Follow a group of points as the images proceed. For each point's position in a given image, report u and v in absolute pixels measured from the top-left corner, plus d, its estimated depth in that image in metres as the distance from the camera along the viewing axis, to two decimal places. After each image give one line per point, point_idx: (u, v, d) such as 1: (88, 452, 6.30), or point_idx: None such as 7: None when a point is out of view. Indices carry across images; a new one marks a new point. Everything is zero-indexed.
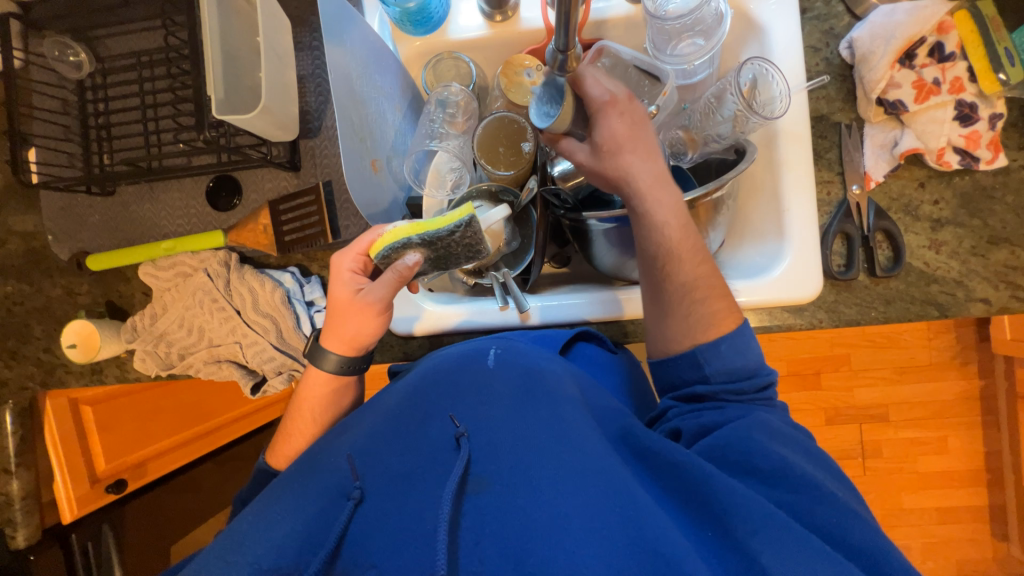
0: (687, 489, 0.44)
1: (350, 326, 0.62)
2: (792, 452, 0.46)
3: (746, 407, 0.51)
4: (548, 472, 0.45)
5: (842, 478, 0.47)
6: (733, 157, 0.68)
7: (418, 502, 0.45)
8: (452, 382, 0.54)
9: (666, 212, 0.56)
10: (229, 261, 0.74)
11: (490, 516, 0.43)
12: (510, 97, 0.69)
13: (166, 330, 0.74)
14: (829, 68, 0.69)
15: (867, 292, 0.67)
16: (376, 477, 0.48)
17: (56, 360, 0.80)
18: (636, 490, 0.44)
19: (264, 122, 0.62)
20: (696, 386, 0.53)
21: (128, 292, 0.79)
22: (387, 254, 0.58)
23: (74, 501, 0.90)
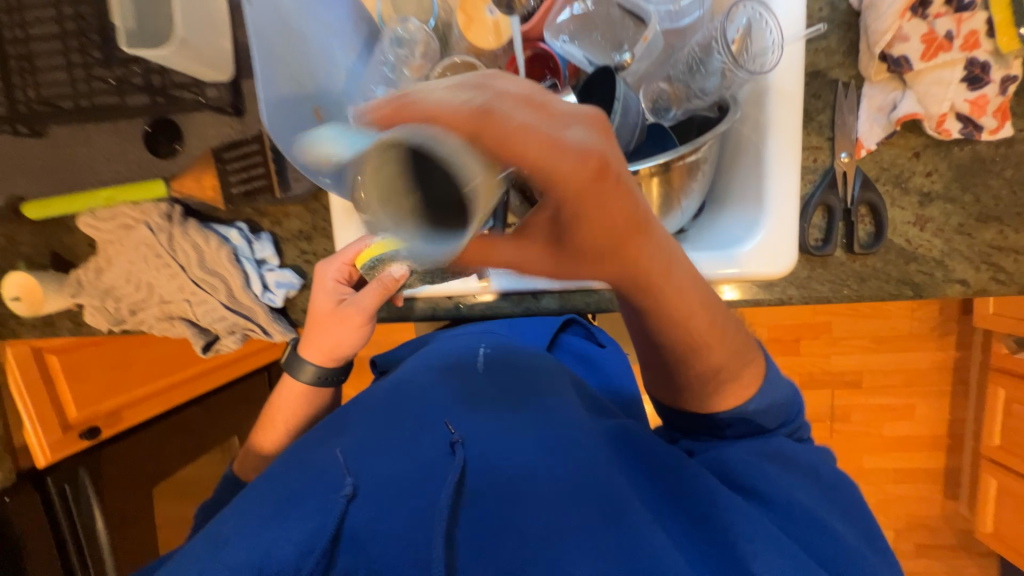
0: (680, 493, 0.50)
1: (330, 336, 0.62)
2: (778, 466, 0.51)
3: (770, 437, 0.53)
4: (543, 482, 0.49)
5: (806, 470, 0.52)
6: (716, 117, 0.63)
7: (414, 505, 0.46)
8: (446, 391, 0.59)
9: (688, 306, 0.41)
10: (172, 215, 0.69)
11: (489, 521, 0.47)
12: (471, 37, 0.63)
13: (113, 284, 0.71)
14: (833, 15, 0.61)
15: (843, 268, 0.64)
16: (371, 477, 0.48)
17: (5, 311, 0.78)
18: (629, 499, 0.48)
19: (184, 59, 0.57)
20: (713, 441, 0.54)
21: (72, 242, 0.75)
22: (370, 265, 0.46)
23: (46, 447, 0.93)
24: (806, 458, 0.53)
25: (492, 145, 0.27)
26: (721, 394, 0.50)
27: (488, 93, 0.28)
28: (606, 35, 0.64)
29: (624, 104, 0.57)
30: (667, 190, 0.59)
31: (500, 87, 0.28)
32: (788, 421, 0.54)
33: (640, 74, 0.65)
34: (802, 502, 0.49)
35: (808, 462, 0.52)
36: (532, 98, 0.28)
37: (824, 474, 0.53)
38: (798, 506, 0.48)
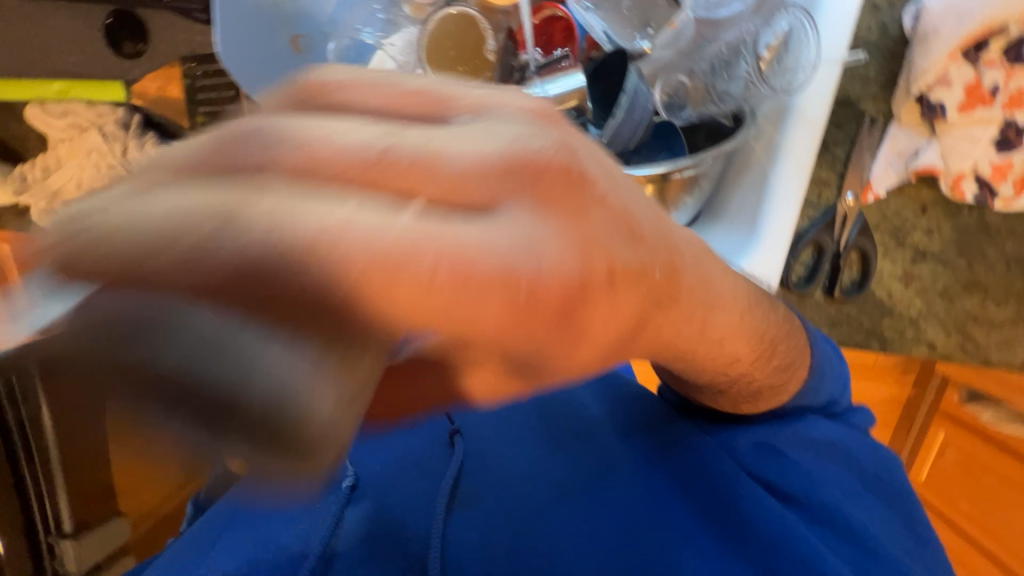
0: (705, 487, 0.46)
1: None
2: (827, 466, 0.45)
3: (825, 432, 0.45)
4: (536, 481, 0.50)
5: (852, 457, 0.46)
6: (728, 126, 0.58)
7: (410, 506, 0.49)
8: None
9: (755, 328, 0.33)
10: (129, 124, 0.64)
11: (491, 515, 0.48)
12: None
13: (59, 188, 0.66)
14: (882, 39, 0.54)
15: (818, 310, 0.63)
16: (368, 475, 0.52)
17: None
18: (630, 494, 0.48)
19: None
20: (766, 454, 0.45)
21: (19, 132, 0.69)
22: None
23: None
24: (848, 438, 0.47)
25: (298, 298, 0.16)
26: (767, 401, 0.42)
27: (253, 198, 0.16)
28: (633, 11, 0.59)
29: (632, 96, 0.52)
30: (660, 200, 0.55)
31: (312, 141, 0.18)
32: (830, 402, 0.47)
33: (659, 64, 0.59)
34: (835, 495, 0.44)
35: (856, 453, 0.47)
36: (350, 152, 0.18)
37: (864, 453, 0.47)
38: (847, 514, 0.43)
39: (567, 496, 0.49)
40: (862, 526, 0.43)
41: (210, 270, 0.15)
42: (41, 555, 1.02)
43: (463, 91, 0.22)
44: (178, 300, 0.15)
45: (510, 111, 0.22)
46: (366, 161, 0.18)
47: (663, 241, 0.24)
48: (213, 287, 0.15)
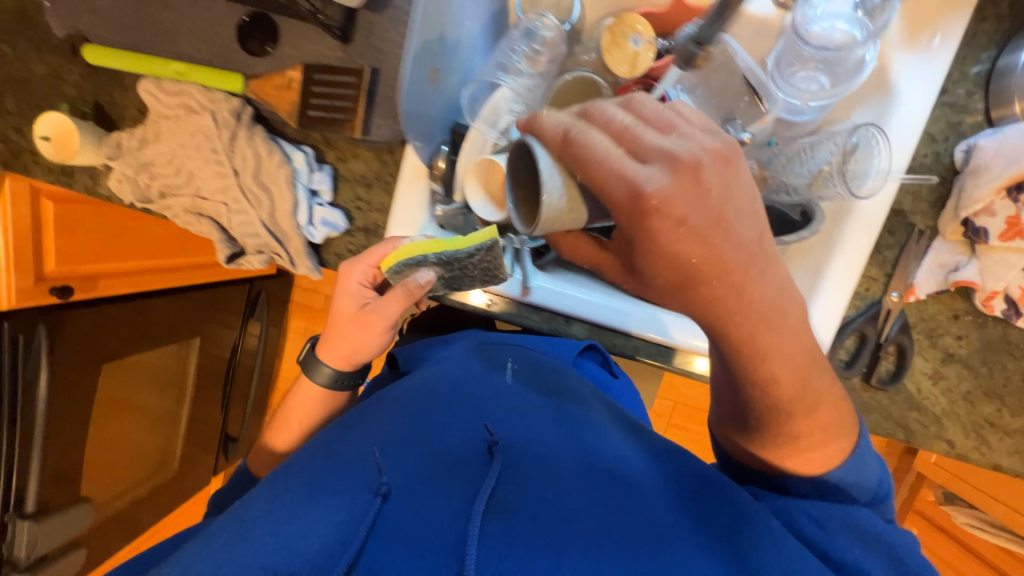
0: (741, 533, 0.50)
1: (350, 343, 0.74)
2: (851, 535, 0.49)
3: (844, 506, 0.52)
4: (573, 507, 0.52)
5: (879, 533, 0.50)
6: (796, 219, 0.64)
7: (443, 498, 0.50)
8: (478, 404, 0.63)
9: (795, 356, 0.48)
10: (241, 114, 0.66)
11: (528, 522, 0.50)
12: (607, 59, 0.59)
13: (152, 160, 0.67)
14: (935, 166, 0.63)
15: (854, 394, 0.68)
16: (399, 474, 0.52)
17: (25, 144, 0.73)
18: (669, 536, 0.51)
19: None
20: (794, 510, 0.53)
21: (121, 101, 0.71)
22: (401, 267, 0.62)
23: (14, 291, 0.87)
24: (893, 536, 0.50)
25: (587, 163, 0.38)
26: (803, 451, 0.54)
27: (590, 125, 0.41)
28: (719, 100, 0.66)
29: None
30: None
31: (607, 117, 0.41)
32: (879, 499, 0.54)
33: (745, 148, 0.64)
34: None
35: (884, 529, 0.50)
36: (621, 129, 0.41)
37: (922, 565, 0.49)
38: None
39: (604, 527, 0.51)
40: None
41: (571, 134, 0.39)
42: None
43: (676, 123, 0.42)
44: (569, 135, 0.39)
45: (694, 136, 0.41)
46: (623, 132, 0.40)
47: (757, 248, 0.43)
48: (570, 137, 0.39)
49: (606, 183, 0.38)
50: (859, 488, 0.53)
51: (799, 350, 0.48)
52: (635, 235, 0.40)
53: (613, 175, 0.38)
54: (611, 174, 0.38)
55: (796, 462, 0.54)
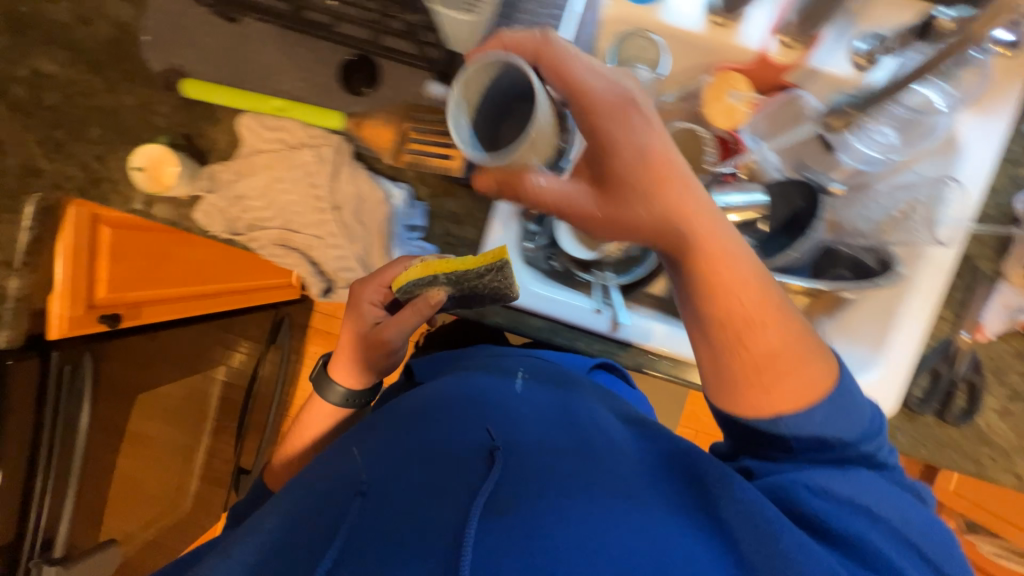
0: (743, 520, 0.50)
1: (362, 356, 0.75)
2: (855, 510, 0.50)
3: (850, 475, 0.51)
4: (567, 498, 0.52)
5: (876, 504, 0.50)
6: (873, 264, 0.67)
7: (435, 504, 0.51)
8: (483, 404, 0.63)
9: (747, 274, 0.50)
10: (342, 150, 0.67)
11: (514, 518, 0.50)
12: (709, 112, 0.62)
13: (245, 193, 0.68)
14: (997, 215, 0.68)
15: (928, 429, 0.70)
16: (385, 480, 0.55)
17: (105, 173, 0.73)
18: (662, 528, 0.51)
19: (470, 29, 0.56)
20: (797, 482, 0.52)
21: (211, 133, 0.71)
22: (412, 287, 0.61)
23: (65, 321, 0.83)
24: (882, 487, 0.51)
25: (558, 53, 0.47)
26: (785, 406, 0.51)
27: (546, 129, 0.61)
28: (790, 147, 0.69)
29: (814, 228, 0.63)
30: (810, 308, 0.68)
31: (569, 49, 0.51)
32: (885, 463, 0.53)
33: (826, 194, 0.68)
34: (868, 545, 0.48)
35: (883, 498, 0.51)
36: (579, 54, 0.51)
37: (908, 519, 0.50)
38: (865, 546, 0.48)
39: (590, 524, 0.50)
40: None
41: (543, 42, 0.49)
42: None
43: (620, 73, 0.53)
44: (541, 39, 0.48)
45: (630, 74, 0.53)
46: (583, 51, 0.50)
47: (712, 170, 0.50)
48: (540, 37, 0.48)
49: (575, 71, 0.46)
50: (854, 440, 0.51)
51: (757, 275, 0.51)
52: (603, 125, 0.46)
53: (584, 69, 0.47)
54: (576, 63, 0.47)
55: (777, 394, 0.51)
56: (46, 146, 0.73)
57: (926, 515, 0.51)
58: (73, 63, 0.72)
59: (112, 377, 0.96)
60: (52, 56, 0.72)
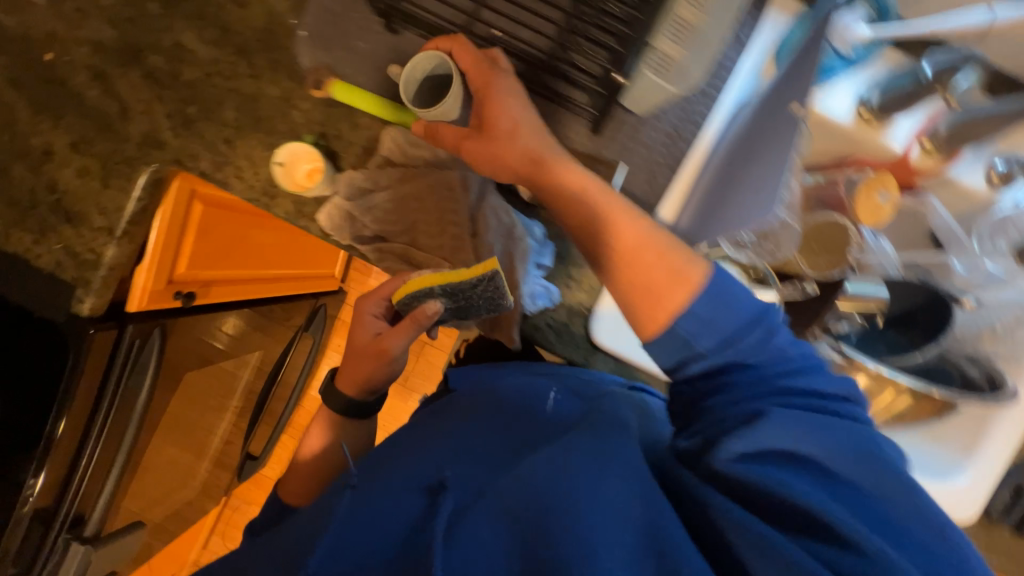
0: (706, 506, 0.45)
1: (359, 368, 0.74)
2: (804, 476, 0.44)
3: (801, 422, 0.45)
4: (531, 480, 0.51)
5: (846, 456, 0.44)
6: (979, 375, 0.66)
7: (405, 506, 0.55)
8: (485, 414, 0.66)
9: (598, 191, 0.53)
10: (486, 183, 0.67)
11: (493, 517, 0.49)
12: (857, 202, 0.64)
13: (378, 204, 0.67)
14: None
15: (1000, 540, 0.72)
16: (373, 492, 0.58)
17: (231, 157, 0.71)
18: (603, 504, 0.46)
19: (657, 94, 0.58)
20: (738, 443, 0.45)
21: (349, 137, 0.70)
22: (410, 299, 0.66)
23: (146, 293, 0.82)
24: (809, 413, 0.46)
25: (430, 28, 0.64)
26: (663, 302, 0.49)
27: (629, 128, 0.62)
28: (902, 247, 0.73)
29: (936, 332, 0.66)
30: (913, 409, 0.69)
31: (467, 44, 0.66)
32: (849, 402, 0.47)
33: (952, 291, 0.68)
34: (808, 497, 0.42)
35: (851, 449, 0.44)
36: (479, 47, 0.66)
37: (841, 450, 0.44)
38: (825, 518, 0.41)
39: (544, 510, 0.47)
40: (852, 535, 0.40)
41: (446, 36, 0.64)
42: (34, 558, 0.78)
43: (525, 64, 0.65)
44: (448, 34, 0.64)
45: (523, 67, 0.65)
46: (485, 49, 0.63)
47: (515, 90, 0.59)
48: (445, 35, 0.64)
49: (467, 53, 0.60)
50: (734, 346, 0.47)
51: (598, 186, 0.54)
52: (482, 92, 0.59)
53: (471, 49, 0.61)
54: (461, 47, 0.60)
55: (651, 305, 0.49)
56: (175, 121, 0.72)
57: (875, 443, 0.45)
58: (218, 43, 0.71)
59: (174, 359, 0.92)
60: (199, 33, 0.71)
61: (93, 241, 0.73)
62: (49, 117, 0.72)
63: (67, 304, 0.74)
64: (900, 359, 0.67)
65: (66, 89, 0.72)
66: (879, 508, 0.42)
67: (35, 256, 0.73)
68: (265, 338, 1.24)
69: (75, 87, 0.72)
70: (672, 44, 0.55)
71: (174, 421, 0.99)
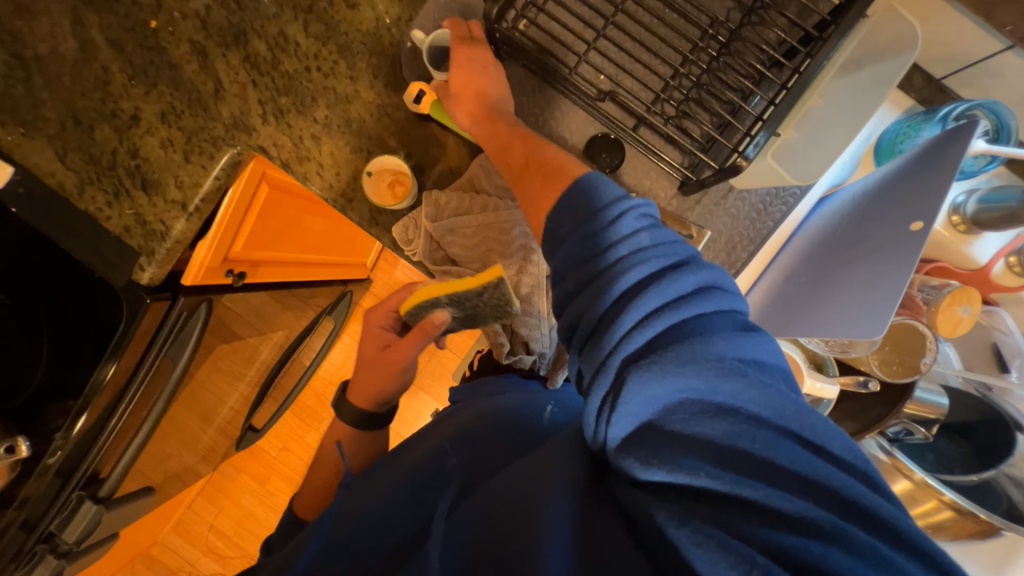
0: (629, 499, 0.41)
1: (369, 380, 0.72)
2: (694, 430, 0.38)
3: (669, 358, 0.40)
4: (499, 492, 0.48)
5: (727, 387, 0.38)
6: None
7: (391, 519, 0.53)
8: (463, 425, 0.62)
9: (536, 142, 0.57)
10: None
11: (468, 515, 0.48)
12: (939, 315, 0.62)
13: (456, 229, 0.68)
14: None
15: None
16: (374, 498, 0.56)
17: (315, 153, 0.71)
18: (552, 503, 0.42)
19: (767, 173, 0.58)
20: (611, 407, 0.42)
21: (435, 154, 0.70)
22: (420, 309, 0.67)
23: (202, 269, 0.82)
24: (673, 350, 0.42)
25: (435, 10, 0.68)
26: (551, 221, 0.49)
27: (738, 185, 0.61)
28: (964, 356, 0.73)
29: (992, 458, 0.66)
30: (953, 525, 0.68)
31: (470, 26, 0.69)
32: (703, 295, 0.42)
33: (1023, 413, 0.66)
34: (693, 456, 0.37)
35: (724, 369, 0.38)
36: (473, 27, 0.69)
37: (697, 373, 0.38)
38: (721, 486, 0.36)
39: (511, 511, 0.45)
40: (756, 498, 0.35)
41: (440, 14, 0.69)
42: (42, 515, 0.74)
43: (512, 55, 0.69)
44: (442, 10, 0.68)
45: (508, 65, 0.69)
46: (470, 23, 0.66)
47: (490, 72, 0.64)
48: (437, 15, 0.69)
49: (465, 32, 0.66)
50: (604, 280, 0.44)
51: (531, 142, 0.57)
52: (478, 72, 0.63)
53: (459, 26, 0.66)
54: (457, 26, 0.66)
55: (549, 230, 0.50)
56: (266, 108, 0.71)
57: (725, 346, 0.40)
58: (322, 38, 0.71)
59: (212, 333, 0.91)
60: (304, 25, 0.71)
61: (165, 214, 0.73)
62: (141, 83, 0.72)
63: (128, 271, 0.74)
64: (954, 479, 0.66)
65: (164, 59, 0.72)
66: (756, 420, 0.37)
67: (105, 217, 0.73)
68: (292, 319, 1.24)
69: (173, 59, 0.72)
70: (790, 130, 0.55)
71: (197, 392, 0.99)
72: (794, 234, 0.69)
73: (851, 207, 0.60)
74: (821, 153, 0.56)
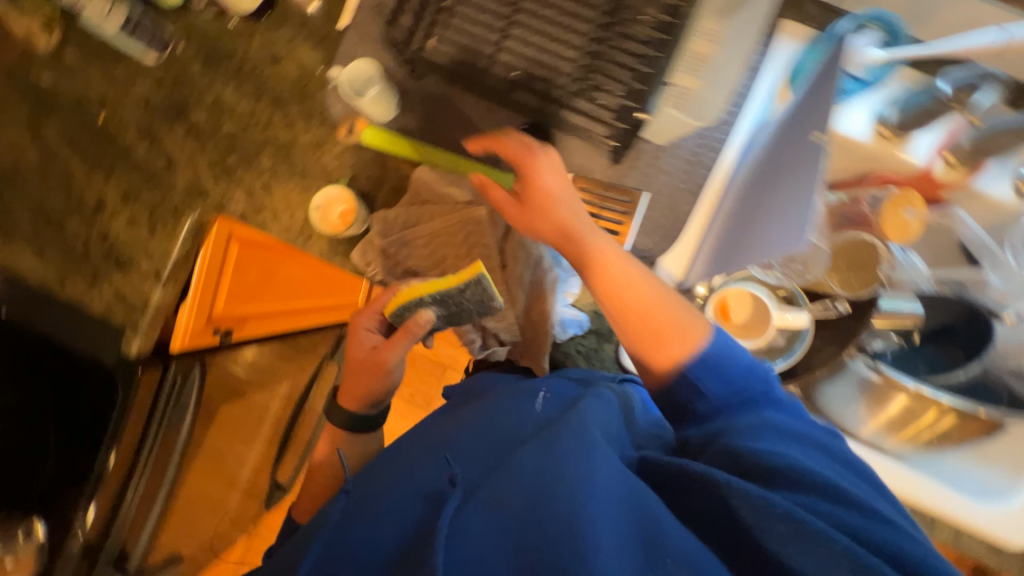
0: (713, 503, 0.44)
1: (360, 383, 0.73)
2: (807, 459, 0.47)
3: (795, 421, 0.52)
4: (517, 493, 0.47)
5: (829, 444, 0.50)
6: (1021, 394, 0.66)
7: (390, 527, 0.52)
8: (469, 429, 0.61)
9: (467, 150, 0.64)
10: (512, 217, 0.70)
11: (480, 517, 0.46)
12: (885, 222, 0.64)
13: (411, 240, 0.71)
14: None
15: None
16: (366, 512, 0.56)
17: (268, 199, 0.75)
18: (588, 507, 0.43)
19: (677, 121, 0.64)
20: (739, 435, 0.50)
21: (378, 177, 0.74)
22: (404, 311, 0.68)
23: (188, 332, 0.86)
24: (773, 417, 0.51)
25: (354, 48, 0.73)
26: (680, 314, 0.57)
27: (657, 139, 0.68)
28: (930, 258, 0.72)
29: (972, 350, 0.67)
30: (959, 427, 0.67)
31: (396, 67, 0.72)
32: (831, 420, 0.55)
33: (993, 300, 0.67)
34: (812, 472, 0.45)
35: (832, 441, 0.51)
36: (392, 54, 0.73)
37: (816, 433, 0.51)
38: (830, 493, 0.43)
39: (529, 504, 0.46)
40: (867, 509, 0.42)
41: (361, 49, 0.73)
42: None
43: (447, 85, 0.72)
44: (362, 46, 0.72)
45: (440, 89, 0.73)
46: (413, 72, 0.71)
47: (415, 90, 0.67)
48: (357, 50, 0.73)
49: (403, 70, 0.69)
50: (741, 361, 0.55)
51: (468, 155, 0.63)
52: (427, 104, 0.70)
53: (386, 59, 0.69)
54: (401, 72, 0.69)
55: (646, 303, 0.57)
56: (216, 169, 0.76)
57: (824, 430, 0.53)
58: (256, 96, 0.76)
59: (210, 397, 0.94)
60: (238, 88, 0.76)
61: (141, 285, 0.77)
62: (100, 173, 0.77)
63: (116, 346, 0.78)
64: (940, 376, 0.68)
65: (117, 146, 0.77)
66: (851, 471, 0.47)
67: (88, 301, 0.77)
68: None
69: (125, 145, 0.77)
70: (688, 76, 0.61)
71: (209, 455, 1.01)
72: (731, 175, 0.68)
73: (775, 135, 0.61)
74: (718, 90, 0.62)
